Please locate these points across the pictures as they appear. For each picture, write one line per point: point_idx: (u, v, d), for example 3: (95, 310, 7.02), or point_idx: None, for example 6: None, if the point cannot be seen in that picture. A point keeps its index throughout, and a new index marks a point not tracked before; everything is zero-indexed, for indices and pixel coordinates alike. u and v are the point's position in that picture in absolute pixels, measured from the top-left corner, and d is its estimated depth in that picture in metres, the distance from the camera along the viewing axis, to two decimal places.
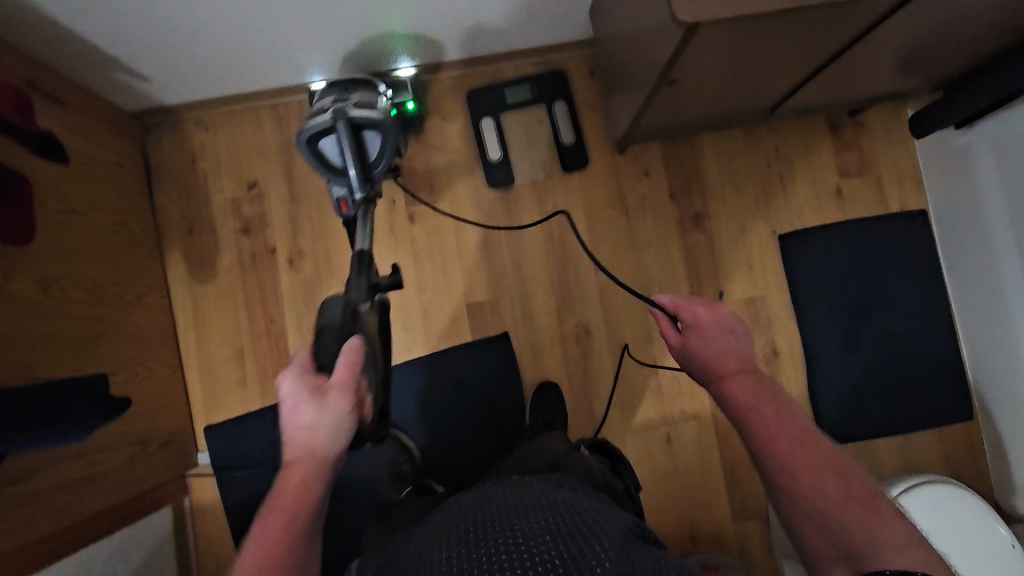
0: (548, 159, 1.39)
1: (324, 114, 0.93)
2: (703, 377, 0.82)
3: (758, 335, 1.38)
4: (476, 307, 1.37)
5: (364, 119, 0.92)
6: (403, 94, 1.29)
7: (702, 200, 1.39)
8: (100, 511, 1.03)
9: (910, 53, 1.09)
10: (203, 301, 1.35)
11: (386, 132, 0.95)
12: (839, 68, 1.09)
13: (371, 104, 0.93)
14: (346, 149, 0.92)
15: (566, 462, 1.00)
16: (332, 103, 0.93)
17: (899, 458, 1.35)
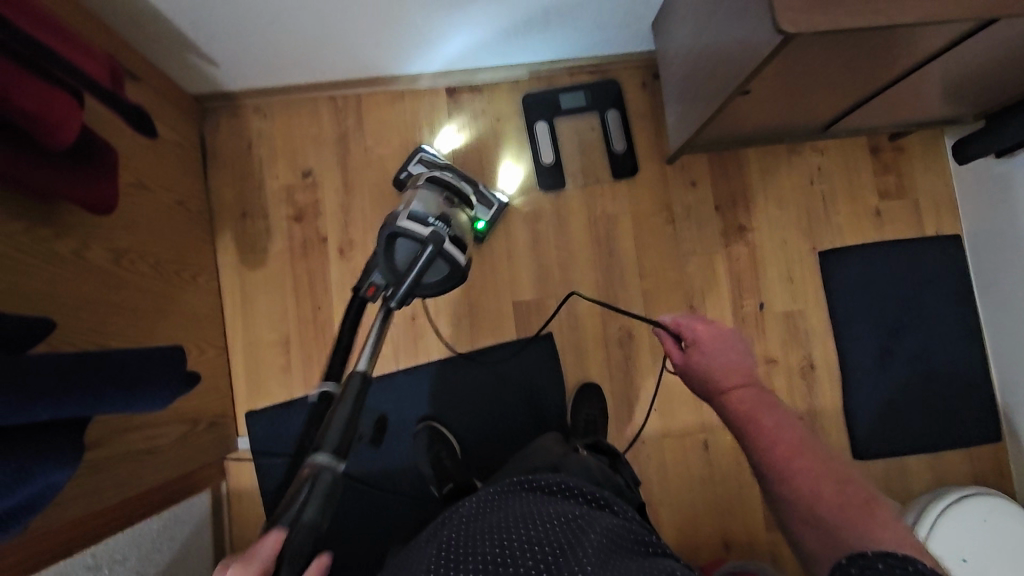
0: (598, 165, 1.42)
1: (422, 226, 0.99)
2: (707, 393, 0.89)
3: (796, 348, 1.40)
4: (522, 306, 1.39)
5: (450, 258, 1.02)
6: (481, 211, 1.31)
7: (747, 214, 1.43)
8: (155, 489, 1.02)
9: (963, 81, 1.13)
10: (252, 285, 1.35)
11: (453, 275, 1.05)
12: (895, 91, 1.13)
13: (460, 248, 1.04)
14: (420, 266, 0.98)
15: (564, 461, 1.02)
16: (435, 221, 1.01)
17: (928, 475, 1.37)
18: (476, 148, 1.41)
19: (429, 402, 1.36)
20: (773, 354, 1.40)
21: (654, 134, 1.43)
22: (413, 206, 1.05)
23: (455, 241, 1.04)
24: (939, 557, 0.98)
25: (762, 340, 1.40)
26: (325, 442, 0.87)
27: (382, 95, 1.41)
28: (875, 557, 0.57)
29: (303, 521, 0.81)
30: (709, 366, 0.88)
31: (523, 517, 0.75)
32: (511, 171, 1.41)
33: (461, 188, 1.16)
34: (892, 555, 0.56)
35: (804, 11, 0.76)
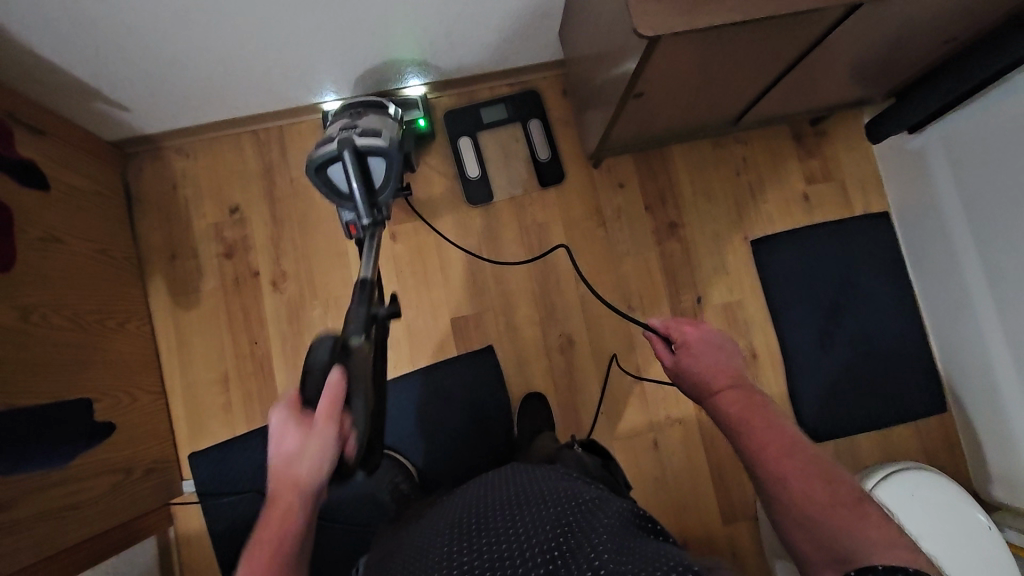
0: (525, 174, 1.43)
1: (331, 144, 1.00)
2: (698, 395, 0.88)
3: (737, 338, 1.41)
4: (460, 321, 1.38)
5: (369, 146, 1.00)
6: (414, 111, 1.35)
7: (676, 210, 1.44)
8: (82, 543, 1.01)
9: (860, 63, 1.15)
10: (187, 326, 1.34)
11: (391, 157, 1.02)
12: (795, 80, 1.15)
13: (376, 133, 1.02)
14: (351, 177, 0.99)
15: (561, 457, 1.03)
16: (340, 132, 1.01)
17: (879, 453, 1.38)
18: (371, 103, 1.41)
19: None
20: None
21: (577, 140, 1.44)
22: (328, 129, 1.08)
23: (368, 132, 1.02)
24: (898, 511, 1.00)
25: None
26: (351, 326, 0.88)
27: (303, 125, 1.42)
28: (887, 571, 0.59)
29: (315, 358, 0.82)
30: (699, 369, 0.88)
31: (535, 500, 0.74)
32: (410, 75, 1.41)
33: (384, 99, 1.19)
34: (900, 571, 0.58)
35: (664, 17, 0.77)
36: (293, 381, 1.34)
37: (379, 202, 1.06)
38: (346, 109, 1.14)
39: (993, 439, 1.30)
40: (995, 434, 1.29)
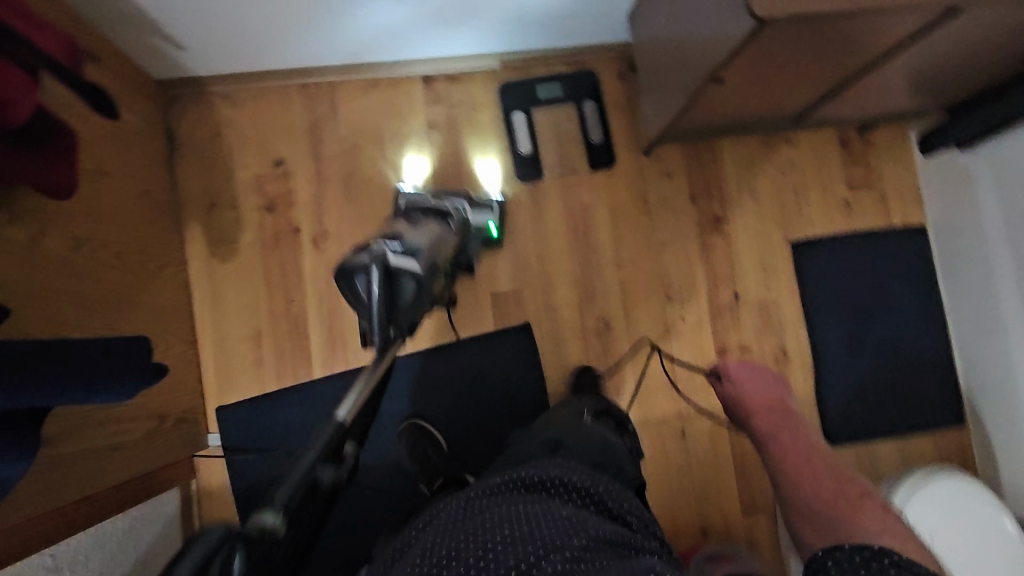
0: (575, 155, 1.42)
1: (361, 253, 0.91)
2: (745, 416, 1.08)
3: (770, 336, 1.42)
4: (499, 297, 1.37)
5: (401, 267, 0.91)
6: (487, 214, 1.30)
7: (721, 204, 1.44)
8: (113, 486, 0.97)
9: (930, 72, 1.15)
10: (222, 277, 1.31)
11: (421, 282, 0.92)
12: (863, 83, 1.15)
13: (413, 255, 0.94)
14: (372, 292, 0.89)
15: (571, 438, 0.98)
16: (377, 243, 0.93)
17: (897, 460, 1.41)
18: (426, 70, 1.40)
19: (408, 398, 1.33)
20: (749, 345, 1.41)
21: (630, 124, 1.44)
22: (383, 229, 1.05)
23: (406, 251, 0.93)
24: (931, 512, 1.03)
25: (738, 331, 1.41)
26: (277, 495, 0.74)
27: (355, 84, 1.39)
28: (851, 549, 0.58)
29: None
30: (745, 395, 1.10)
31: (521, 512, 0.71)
32: (486, 167, 1.40)
33: (447, 208, 1.15)
34: (867, 549, 0.57)
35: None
36: (327, 342, 1.31)
37: (397, 326, 0.95)
38: (406, 211, 1.12)
39: (1009, 453, 1.33)
40: (1011, 449, 1.33)
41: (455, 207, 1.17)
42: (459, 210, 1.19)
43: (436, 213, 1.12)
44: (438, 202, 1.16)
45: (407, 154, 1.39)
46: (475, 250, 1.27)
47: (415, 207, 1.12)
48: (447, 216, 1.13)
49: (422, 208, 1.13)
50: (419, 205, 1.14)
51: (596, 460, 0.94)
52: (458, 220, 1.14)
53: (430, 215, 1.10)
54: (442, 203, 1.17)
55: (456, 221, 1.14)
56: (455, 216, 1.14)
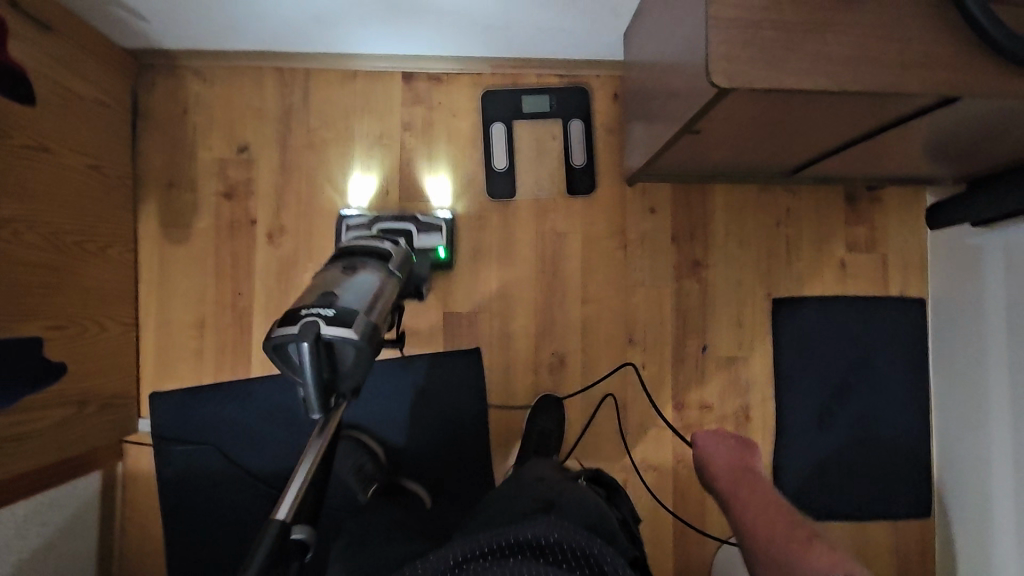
0: (555, 177, 1.33)
1: (293, 325, 0.91)
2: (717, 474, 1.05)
3: (734, 396, 1.33)
4: (453, 317, 1.32)
5: (334, 337, 0.91)
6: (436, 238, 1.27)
7: (703, 249, 1.34)
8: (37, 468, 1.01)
9: (949, 140, 1.02)
10: (172, 260, 1.28)
11: (359, 347, 0.93)
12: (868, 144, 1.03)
13: (348, 318, 0.93)
14: (308, 365, 0.90)
15: (560, 499, 0.87)
16: (310, 311, 0.93)
17: (849, 545, 1.32)
18: (407, 67, 1.31)
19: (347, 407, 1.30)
20: (710, 401, 1.33)
21: (618, 150, 1.34)
22: (318, 282, 1.02)
23: (343, 314, 0.93)
24: None
25: (700, 385, 1.33)
26: None
27: (332, 73, 1.32)
28: None
29: None
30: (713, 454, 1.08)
31: None
32: (436, 186, 1.32)
33: (384, 247, 1.09)
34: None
35: (755, 56, 0.66)
36: None
37: (338, 389, 0.98)
38: (344, 257, 1.08)
39: (969, 559, 1.24)
40: (971, 555, 1.24)
41: (393, 247, 1.11)
42: (398, 246, 1.14)
43: (376, 256, 1.08)
44: (374, 241, 1.11)
45: (352, 176, 1.31)
46: (425, 274, 1.21)
47: (352, 249, 1.08)
48: (389, 258, 1.08)
49: (359, 250, 1.08)
50: (354, 247, 1.08)
51: (587, 521, 0.80)
52: (397, 263, 1.08)
53: (369, 260, 1.07)
54: (380, 242, 1.11)
55: (396, 263, 1.08)
56: (395, 254, 1.10)
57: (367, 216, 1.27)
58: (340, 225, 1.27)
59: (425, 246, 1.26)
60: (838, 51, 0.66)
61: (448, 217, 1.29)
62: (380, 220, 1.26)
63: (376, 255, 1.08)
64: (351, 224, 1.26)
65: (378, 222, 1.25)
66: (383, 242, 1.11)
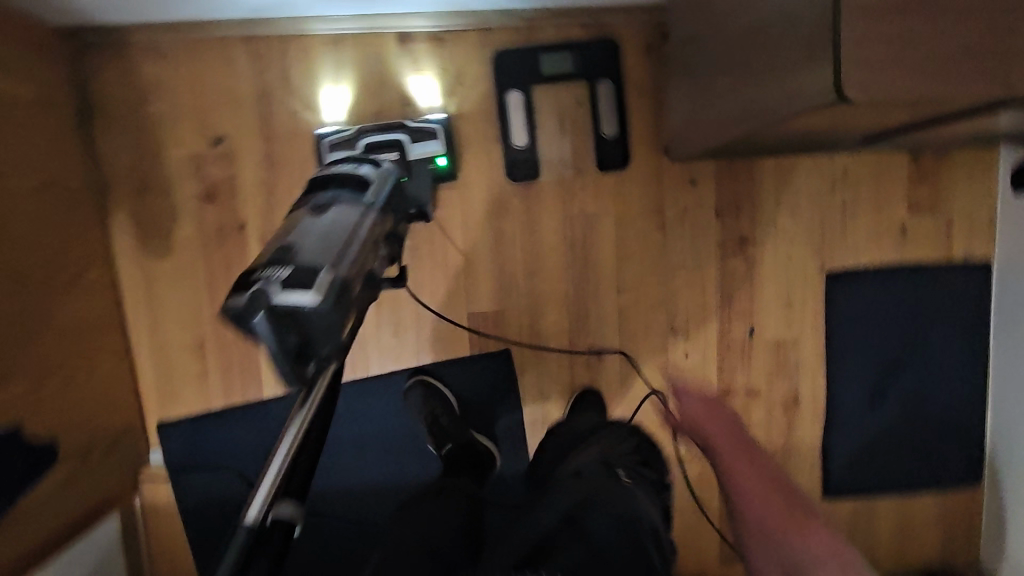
0: (582, 151, 1.16)
1: (241, 294, 0.68)
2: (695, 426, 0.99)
3: (782, 380, 1.25)
4: (478, 316, 1.19)
5: (294, 306, 0.66)
6: (432, 144, 1.10)
7: (751, 222, 1.20)
8: (62, 531, 0.96)
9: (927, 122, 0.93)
10: (157, 277, 1.13)
11: (330, 316, 0.68)
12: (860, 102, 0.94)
13: (309, 280, 0.68)
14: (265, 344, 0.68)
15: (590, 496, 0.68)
16: (261, 275, 0.68)
17: (897, 518, 1.30)
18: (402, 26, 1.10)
19: (370, 425, 1.19)
20: (756, 385, 1.25)
21: (654, 116, 1.16)
22: (280, 232, 0.77)
23: (301, 274, 0.68)
24: None
25: (746, 370, 1.24)
26: None
27: (314, 41, 1.11)
28: None
29: None
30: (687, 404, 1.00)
31: None
32: (422, 85, 1.12)
33: (362, 171, 0.83)
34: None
35: (855, 43, 0.59)
36: None
37: (319, 356, 0.74)
38: (310, 193, 0.82)
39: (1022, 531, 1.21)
40: None
41: (375, 172, 0.84)
42: (382, 166, 0.87)
43: (350, 187, 0.81)
44: (349, 166, 0.84)
45: (322, 87, 1.12)
46: (423, 194, 1.01)
47: (323, 180, 0.83)
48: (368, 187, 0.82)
49: (331, 181, 0.82)
50: (324, 178, 0.83)
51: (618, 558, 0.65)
52: (376, 193, 0.82)
53: (341, 193, 0.80)
54: (355, 165, 0.84)
55: (375, 194, 0.81)
56: (376, 182, 0.83)
57: (350, 130, 1.09)
58: (319, 146, 1.10)
59: (422, 158, 1.10)
60: (922, 41, 0.60)
61: (443, 119, 1.11)
62: (367, 131, 1.08)
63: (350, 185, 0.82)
64: (331, 142, 1.09)
65: (363, 138, 1.07)
66: (361, 165, 0.84)
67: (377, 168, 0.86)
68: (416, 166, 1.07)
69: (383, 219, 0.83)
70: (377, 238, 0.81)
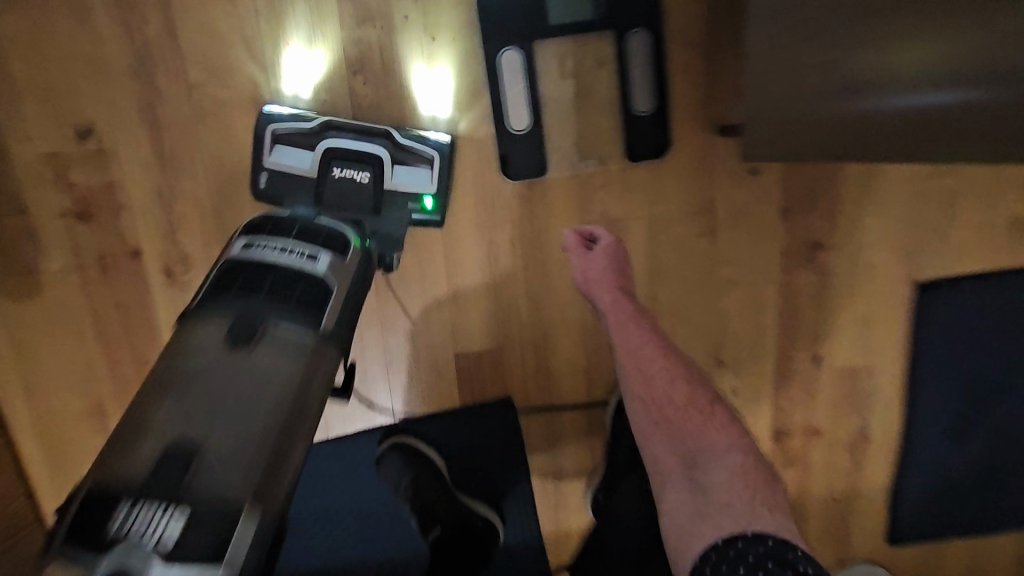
0: (605, 133, 0.85)
1: (107, 552, 0.48)
2: (602, 293, 0.81)
3: (849, 414, 1.01)
4: (470, 359, 0.91)
5: None
6: (421, 174, 0.78)
7: (825, 222, 0.91)
8: None
9: (894, 141, 0.66)
10: (24, 325, 0.83)
11: None
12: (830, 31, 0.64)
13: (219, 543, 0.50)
14: None
15: None
16: (140, 523, 0.49)
17: (970, 562, 1.10)
18: None
19: (337, 491, 0.93)
20: (819, 423, 1.01)
21: (706, 80, 0.84)
22: (193, 361, 0.58)
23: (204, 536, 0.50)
24: None
25: (808, 405, 0.99)
26: None
27: None
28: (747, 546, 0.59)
29: None
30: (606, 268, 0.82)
31: None
32: (430, 81, 0.81)
33: (315, 272, 0.64)
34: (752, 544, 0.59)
35: None
36: None
37: None
38: (237, 285, 0.62)
39: None
40: None
41: (332, 272, 0.65)
42: (347, 254, 0.68)
43: (292, 299, 0.62)
44: (297, 257, 0.64)
45: (287, 45, 0.79)
46: (396, 245, 0.77)
47: (257, 269, 0.63)
48: (320, 304, 0.63)
49: (265, 282, 0.62)
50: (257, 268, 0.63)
51: None
52: (330, 315, 0.63)
53: (276, 312, 0.61)
54: (304, 253, 0.65)
55: (329, 321, 0.63)
56: (333, 293, 0.65)
57: (313, 119, 0.77)
58: (259, 131, 0.77)
59: (401, 192, 0.78)
60: None
61: (446, 145, 0.78)
62: (340, 134, 0.77)
63: (293, 300, 0.62)
64: (279, 133, 0.77)
65: (329, 139, 0.76)
66: (312, 257, 0.65)
67: (336, 259, 0.66)
68: (391, 205, 0.78)
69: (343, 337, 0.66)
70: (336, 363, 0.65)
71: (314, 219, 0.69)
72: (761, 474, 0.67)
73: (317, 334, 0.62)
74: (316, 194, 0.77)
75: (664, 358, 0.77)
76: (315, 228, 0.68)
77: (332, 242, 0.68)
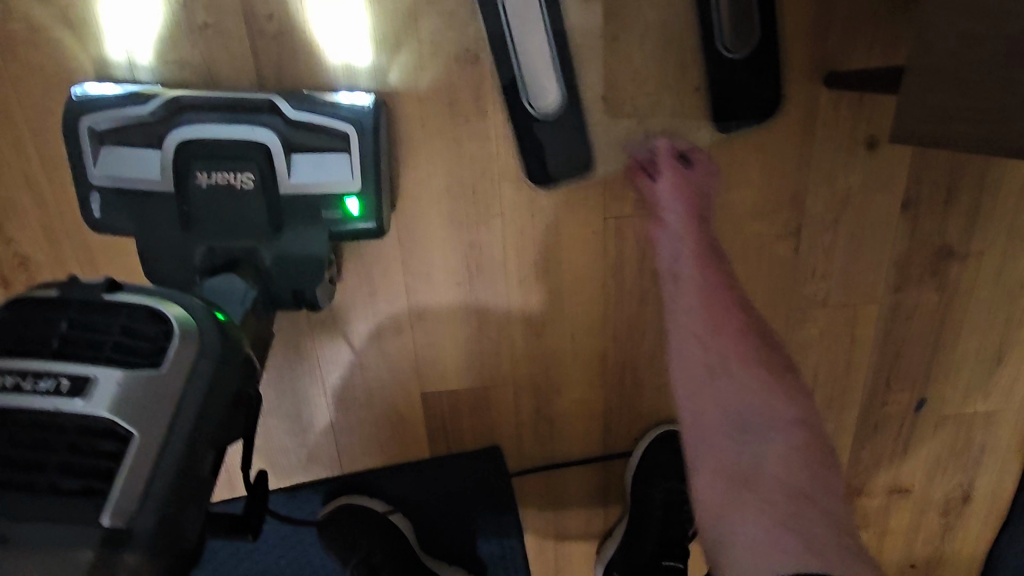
0: (651, 82, 0.58)
1: None
2: (681, 215, 0.56)
3: (949, 472, 0.74)
4: (444, 395, 0.67)
5: None
6: (338, 161, 0.52)
7: (960, 219, 0.62)
8: None
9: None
10: None
11: None
12: None
13: None
14: None
15: None
16: None
17: None
18: None
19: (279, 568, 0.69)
20: (906, 481, 0.75)
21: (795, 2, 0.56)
22: None
23: None
24: None
25: (897, 460, 0.74)
26: None
27: None
28: None
29: None
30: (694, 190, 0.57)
31: None
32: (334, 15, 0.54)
33: (88, 413, 0.37)
34: None
35: None
36: None
37: None
38: None
39: None
40: None
41: (118, 409, 0.38)
42: (161, 357, 0.40)
43: (51, 476, 0.37)
44: (53, 392, 0.38)
45: None
46: (315, 279, 0.52)
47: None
48: (103, 474, 0.37)
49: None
50: None
51: None
52: (121, 489, 0.37)
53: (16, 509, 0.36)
54: (64, 382, 0.38)
55: (117, 501, 0.37)
56: (129, 442, 0.38)
57: (151, 101, 0.51)
58: (73, 130, 0.51)
59: (312, 193, 0.52)
60: None
61: (367, 109, 0.52)
62: (199, 116, 0.51)
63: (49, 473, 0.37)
64: (105, 128, 0.51)
65: (180, 130, 0.50)
66: (78, 387, 0.38)
67: (128, 376, 0.39)
68: (300, 217, 0.52)
69: (177, 497, 0.39)
70: (168, 535, 0.38)
71: (99, 299, 0.42)
72: (827, 462, 0.48)
73: (97, 541, 0.36)
74: (180, 216, 0.51)
75: (719, 286, 0.54)
76: (99, 320, 0.41)
77: (133, 338, 0.40)
